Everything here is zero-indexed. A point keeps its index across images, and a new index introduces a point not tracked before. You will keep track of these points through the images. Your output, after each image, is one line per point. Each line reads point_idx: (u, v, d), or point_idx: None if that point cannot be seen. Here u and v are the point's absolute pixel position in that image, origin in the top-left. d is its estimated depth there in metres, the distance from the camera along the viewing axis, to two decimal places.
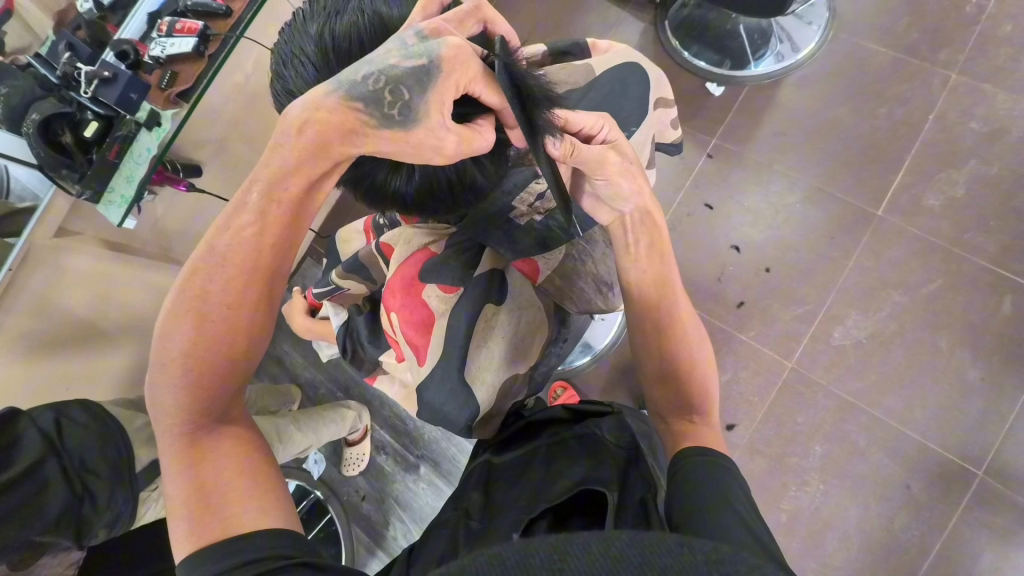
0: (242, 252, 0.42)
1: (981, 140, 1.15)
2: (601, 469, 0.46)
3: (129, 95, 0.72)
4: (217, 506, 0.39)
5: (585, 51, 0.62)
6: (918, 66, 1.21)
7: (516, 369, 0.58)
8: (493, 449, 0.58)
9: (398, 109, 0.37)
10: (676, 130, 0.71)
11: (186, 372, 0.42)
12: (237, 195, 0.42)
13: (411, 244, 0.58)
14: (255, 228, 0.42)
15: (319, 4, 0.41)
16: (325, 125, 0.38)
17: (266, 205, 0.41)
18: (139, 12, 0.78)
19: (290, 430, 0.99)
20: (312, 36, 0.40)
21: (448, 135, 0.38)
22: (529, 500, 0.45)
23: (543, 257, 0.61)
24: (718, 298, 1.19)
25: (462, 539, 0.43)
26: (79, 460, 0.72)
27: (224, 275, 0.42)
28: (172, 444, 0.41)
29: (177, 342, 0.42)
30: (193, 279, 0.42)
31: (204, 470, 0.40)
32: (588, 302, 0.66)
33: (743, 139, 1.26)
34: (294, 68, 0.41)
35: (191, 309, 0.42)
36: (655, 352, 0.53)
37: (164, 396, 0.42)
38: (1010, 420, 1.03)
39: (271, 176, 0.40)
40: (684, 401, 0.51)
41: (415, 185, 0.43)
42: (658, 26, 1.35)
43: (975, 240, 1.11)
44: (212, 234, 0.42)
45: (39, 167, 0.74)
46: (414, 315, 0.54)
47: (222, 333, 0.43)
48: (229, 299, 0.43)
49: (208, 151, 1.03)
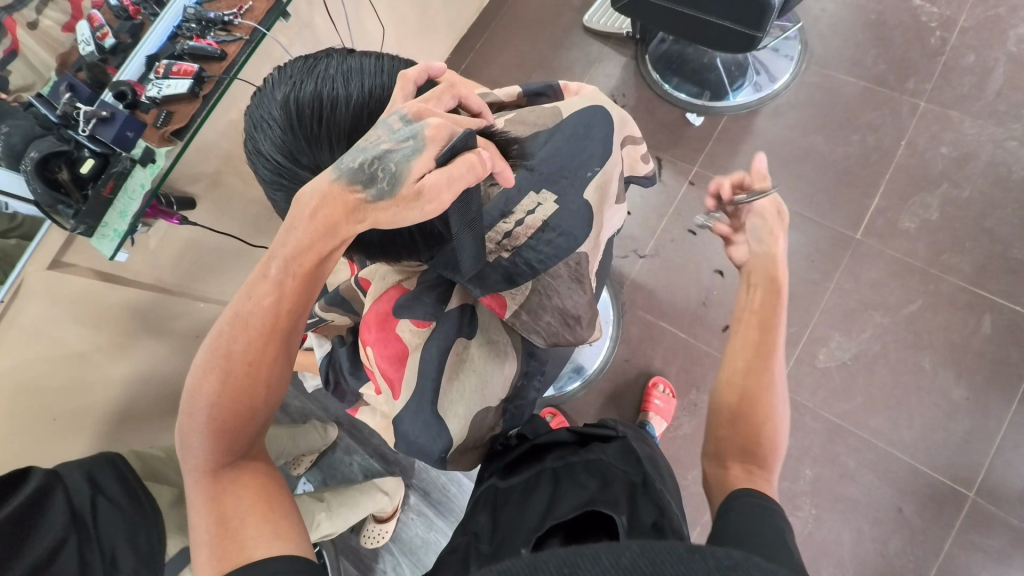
0: (264, 315, 0.43)
1: (950, 164, 1.19)
2: (608, 491, 0.47)
3: (125, 133, 0.76)
4: (233, 536, 0.39)
5: (557, 92, 0.65)
6: (886, 95, 1.27)
7: (487, 401, 0.59)
8: (499, 474, 0.58)
9: (388, 181, 0.41)
10: (647, 164, 0.73)
11: (210, 422, 0.43)
12: (259, 264, 0.43)
13: (386, 279, 0.58)
14: (275, 295, 0.43)
15: (286, 71, 0.44)
16: (331, 205, 0.40)
17: (286, 277, 0.43)
18: (138, 55, 0.82)
19: (320, 516, 1.00)
20: (277, 100, 0.42)
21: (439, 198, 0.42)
22: (538, 520, 0.46)
23: (510, 292, 0.59)
24: (704, 321, 1.20)
25: (472, 556, 0.44)
26: (109, 548, 0.70)
27: (245, 334, 0.43)
28: (196, 486, 0.42)
29: (203, 392, 0.43)
30: (217, 339, 0.44)
31: (228, 508, 0.40)
32: (555, 334, 0.62)
33: (723, 166, 1.30)
34: (264, 133, 0.44)
35: (216, 365, 0.43)
36: (737, 399, 0.56)
37: (190, 442, 0.43)
38: (998, 439, 1.03)
39: (288, 252, 0.42)
40: (744, 452, 0.53)
41: (377, 233, 0.46)
42: (639, 60, 1.42)
43: (953, 261, 1.13)
44: (237, 302, 0.44)
45: (37, 204, 0.77)
46: (388, 348, 0.56)
47: (245, 387, 0.44)
48: (251, 356, 0.44)
49: (202, 185, 1.07)
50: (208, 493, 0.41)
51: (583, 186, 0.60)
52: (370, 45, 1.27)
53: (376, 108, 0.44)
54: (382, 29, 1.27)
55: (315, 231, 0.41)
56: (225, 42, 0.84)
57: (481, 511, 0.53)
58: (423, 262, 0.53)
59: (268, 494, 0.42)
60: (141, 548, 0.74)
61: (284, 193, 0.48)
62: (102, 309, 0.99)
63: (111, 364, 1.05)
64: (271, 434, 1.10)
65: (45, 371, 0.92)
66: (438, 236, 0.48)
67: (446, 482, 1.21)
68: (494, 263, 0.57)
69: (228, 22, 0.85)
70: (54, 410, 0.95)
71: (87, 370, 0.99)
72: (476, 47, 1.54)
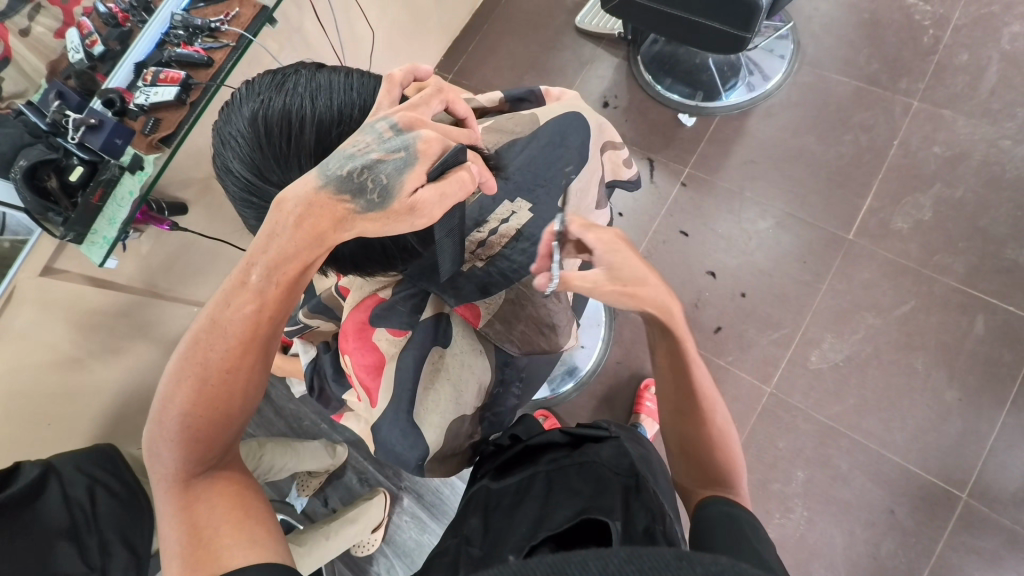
0: (244, 323, 0.43)
1: (943, 164, 1.18)
2: (603, 497, 0.47)
3: (114, 141, 0.75)
4: (206, 546, 0.39)
5: (539, 97, 0.66)
6: (880, 94, 1.26)
7: (464, 409, 0.59)
8: (491, 475, 0.58)
9: (378, 193, 0.41)
10: (630, 168, 0.73)
11: (183, 430, 0.43)
12: (237, 271, 0.43)
13: (363, 288, 0.59)
14: (256, 303, 0.43)
15: (254, 88, 0.44)
16: (317, 212, 0.40)
17: (267, 286, 0.43)
18: (126, 62, 0.82)
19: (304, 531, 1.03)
20: (245, 117, 0.43)
21: (432, 211, 0.43)
22: (530, 527, 0.46)
23: (484, 302, 0.60)
24: (695, 323, 1.20)
25: (462, 558, 0.45)
26: (104, 535, 0.73)
27: (224, 342, 0.43)
28: (166, 495, 0.42)
29: (178, 399, 0.43)
30: (193, 346, 0.44)
31: (201, 517, 0.41)
32: (531, 343, 0.64)
33: (715, 167, 1.30)
34: (233, 149, 0.44)
35: (193, 374, 0.43)
36: (685, 432, 0.58)
37: (162, 450, 0.43)
38: (990, 441, 1.03)
39: (269, 259, 0.42)
40: (706, 474, 0.56)
41: (352, 247, 0.46)
42: (632, 61, 1.42)
43: (946, 262, 1.13)
44: (214, 309, 0.44)
45: (26, 211, 0.77)
46: (366, 358, 0.57)
47: (221, 396, 0.44)
48: (230, 363, 0.44)
49: (193, 190, 1.07)
50: (179, 502, 0.41)
51: (559, 194, 0.61)
52: (361, 49, 1.27)
53: (346, 124, 0.44)
54: (373, 32, 1.27)
55: (297, 238, 0.41)
56: (213, 49, 0.84)
57: (472, 515, 0.53)
58: (399, 271, 0.52)
59: (243, 502, 0.43)
60: (132, 548, 0.75)
61: (254, 210, 0.48)
62: (94, 314, 0.99)
63: (105, 369, 1.05)
64: (266, 451, 1.09)
65: (32, 375, 0.92)
66: (411, 249, 0.48)
67: (440, 485, 1.22)
68: (469, 273, 0.57)
69: (215, 28, 0.85)
70: (49, 415, 0.96)
71: (81, 375, 1.01)
72: (468, 49, 1.54)
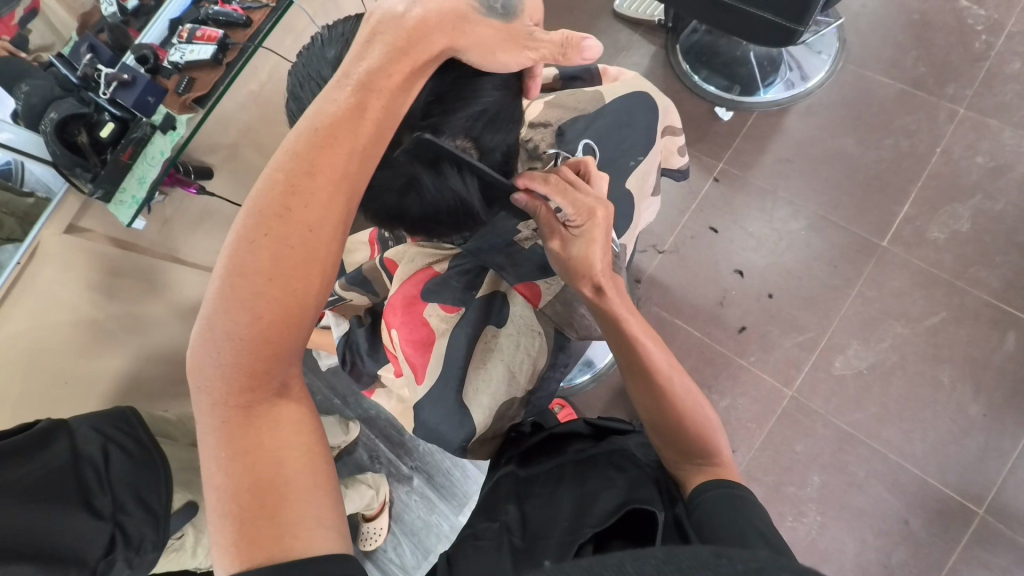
0: (331, 159, 0.37)
1: (985, 175, 1.16)
2: (642, 487, 0.47)
3: (146, 98, 0.73)
4: (272, 489, 0.35)
5: (595, 76, 0.65)
6: (925, 99, 1.23)
7: (513, 392, 0.58)
8: (516, 462, 0.59)
9: (499, 4, 0.42)
10: (682, 158, 0.71)
11: (252, 311, 0.36)
12: (339, 100, 0.37)
13: (413, 262, 0.58)
14: (348, 135, 0.37)
15: (338, 30, 0.43)
16: (443, 12, 0.39)
17: (363, 112, 0.37)
18: (161, 18, 0.80)
19: None
20: (329, 59, 0.42)
21: (542, 37, 0.43)
22: (571, 522, 0.46)
23: (544, 281, 0.57)
24: (719, 322, 1.18)
25: (506, 543, 0.45)
26: (121, 492, 0.72)
27: (308, 186, 0.37)
28: (227, 404, 0.36)
29: (242, 269, 0.36)
30: (270, 194, 0.37)
31: (264, 449, 0.36)
32: (591, 329, 0.60)
33: (749, 164, 1.27)
34: (311, 90, 0.43)
35: (268, 231, 0.36)
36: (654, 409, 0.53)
37: (219, 351, 0.36)
38: (1012, 458, 1.02)
39: (379, 76, 0.37)
40: (689, 446, 0.51)
41: (421, 206, 0.44)
42: (669, 50, 1.38)
43: (980, 275, 1.11)
44: (301, 146, 0.37)
45: (53, 164, 0.76)
46: (414, 333, 0.56)
47: (295, 263, 0.36)
48: (307, 221, 0.37)
49: (220, 156, 1.04)
50: (241, 421, 0.36)
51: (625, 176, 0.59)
52: None
53: None
54: None
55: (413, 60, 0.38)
56: (251, 9, 0.81)
57: (506, 501, 0.53)
58: (456, 245, 0.53)
59: (311, 442, 0.38)
60: (148, 506, 0.74)
61: None
62: (114, 275, 0.98)
63: (124, 335, 1.04)
64: None
65: (50, 338, 0.89)
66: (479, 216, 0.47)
67: (450, 467, 1.22)
68: (529, 252, 0.55)
69: None
70: (66, 373, 0.94)
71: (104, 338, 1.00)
72: None
